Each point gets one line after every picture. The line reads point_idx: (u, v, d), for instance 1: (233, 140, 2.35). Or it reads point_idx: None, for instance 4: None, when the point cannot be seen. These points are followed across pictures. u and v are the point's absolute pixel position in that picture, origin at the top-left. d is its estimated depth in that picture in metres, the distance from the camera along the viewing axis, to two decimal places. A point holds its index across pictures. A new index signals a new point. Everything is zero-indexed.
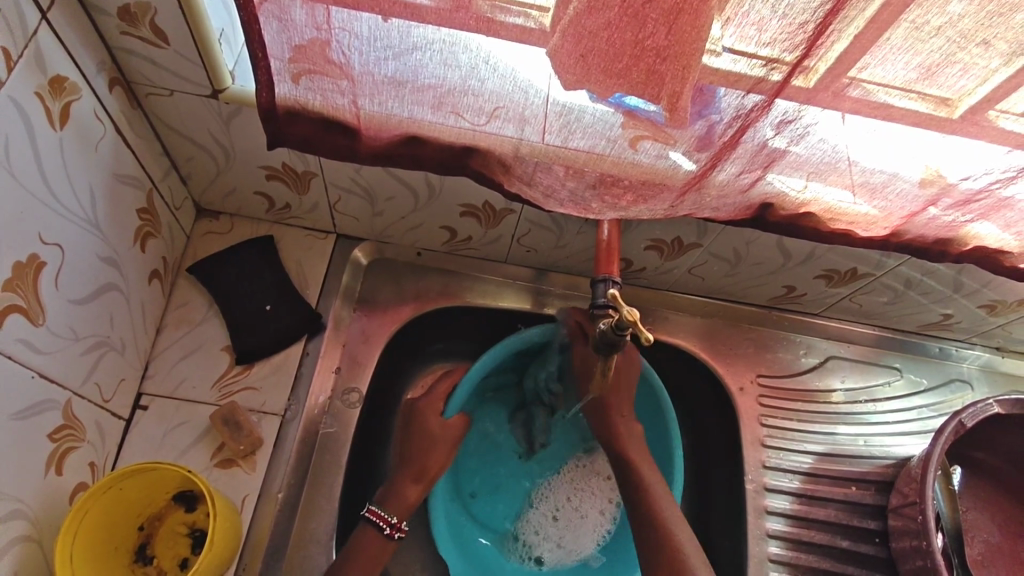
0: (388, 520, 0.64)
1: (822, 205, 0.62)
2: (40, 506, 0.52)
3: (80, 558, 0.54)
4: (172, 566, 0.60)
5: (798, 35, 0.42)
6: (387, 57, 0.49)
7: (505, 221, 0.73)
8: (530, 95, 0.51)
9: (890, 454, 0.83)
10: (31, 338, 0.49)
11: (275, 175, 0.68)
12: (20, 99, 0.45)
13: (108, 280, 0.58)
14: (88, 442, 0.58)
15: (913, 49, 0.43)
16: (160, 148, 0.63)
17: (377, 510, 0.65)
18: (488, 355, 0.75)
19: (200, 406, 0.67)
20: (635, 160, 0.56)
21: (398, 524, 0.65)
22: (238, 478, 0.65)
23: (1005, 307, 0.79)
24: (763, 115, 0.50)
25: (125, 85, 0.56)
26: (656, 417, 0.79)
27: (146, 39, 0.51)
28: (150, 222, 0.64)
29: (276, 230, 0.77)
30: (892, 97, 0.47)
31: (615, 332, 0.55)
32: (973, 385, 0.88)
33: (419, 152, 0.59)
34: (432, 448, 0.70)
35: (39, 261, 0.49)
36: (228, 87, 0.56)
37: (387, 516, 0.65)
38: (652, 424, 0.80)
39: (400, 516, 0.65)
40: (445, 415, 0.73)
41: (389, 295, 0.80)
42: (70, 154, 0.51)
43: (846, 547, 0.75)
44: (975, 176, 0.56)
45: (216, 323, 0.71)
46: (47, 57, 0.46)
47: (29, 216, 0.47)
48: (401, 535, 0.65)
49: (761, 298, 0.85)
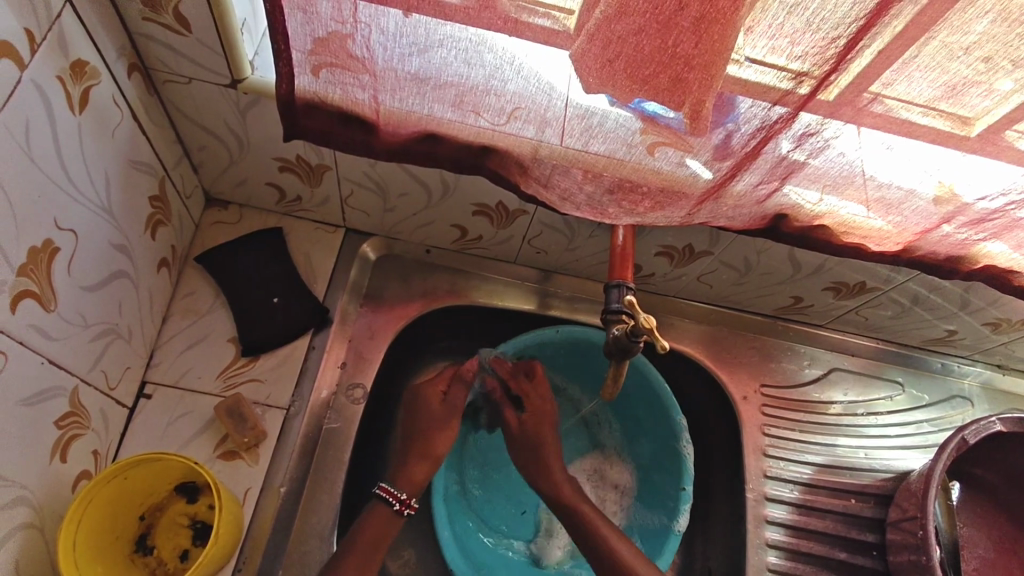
0: (398, 496, 0.66)
1: (836, 218, 0.62)
2: (44, 493, 0.51)
3: (84, 548, 0.53)
4: (173, 558, 0.59)
5: (828, 49, 0.42)
6: (411, 53, 0.49)
7: (517, 222, 0.73)
8: (552, 97, 0.51)
9: (889, 467, 0.83)
10: (42, 323, 0.49)
11: (288, 167, 0.67)
12: (43, 82, 0.44)
13: (118, 267, 0.58)
14: (93, 429, 0.58)
15: (939, 67, 0.43)
16: (174, 136, 0.63)
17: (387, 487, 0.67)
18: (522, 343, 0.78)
19: (204, 396, 0.66)
20: (654, 166, 0.56)
21: (409, 499, 0.67)
22: (241, 471, 0.64)
23: (1009, 325, 0.80)
24: (786, 127, 0.50)
25: (143, 71, 0.55)
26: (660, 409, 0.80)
27: (168, 25, 0.50)
28: (160, 210, 0.64)
29: (284, 222, 0.77)
30: (913, 115, 0.47)
31: (630, 338, 0.55)
32: (973, 401, 0.89)
33: (436, 149, 0.59)
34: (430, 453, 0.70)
35: (53, 247, 0.49)
36: (246, 77, 0.55)
37: (397, 493, 0.67)
38: (655, 424, 0.82)
39: (410, 493, 0.67)
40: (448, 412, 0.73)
41: (397, 291, 0.80)
42: (87, 139, 0.50)
43: (843, 559, 0.76)
44: (991, 196, 0.56)
45: (223, 315, 0.70)
46: (69, 41, 0.46)
47: (46, 201, 0.47)
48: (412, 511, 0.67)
49: (768, 307, 0.85)
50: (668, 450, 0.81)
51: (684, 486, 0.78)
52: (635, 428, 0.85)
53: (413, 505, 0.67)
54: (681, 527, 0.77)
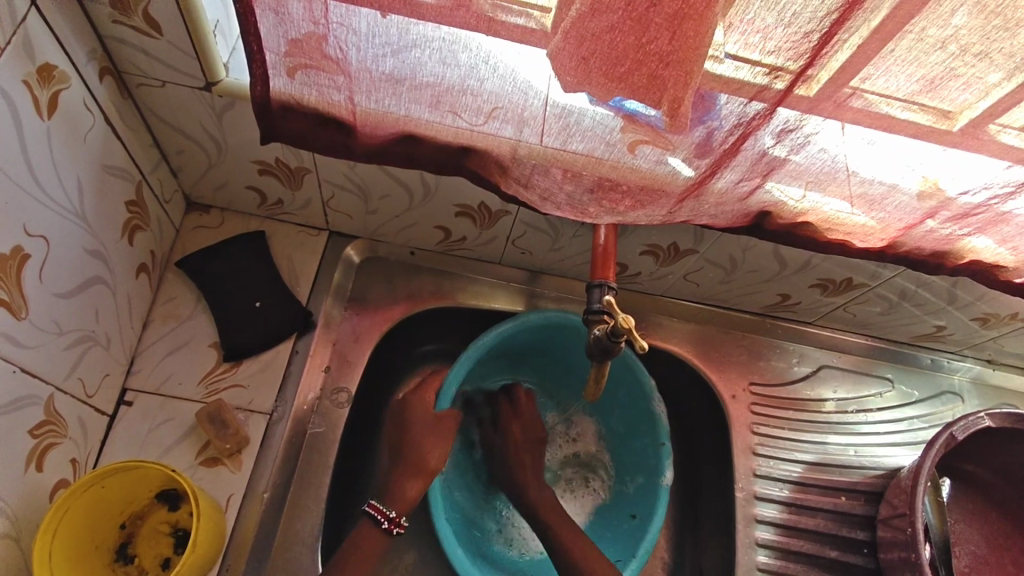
0: (386, 513, 0.65)
1: (820, 215, 0.62)
2: (19, 504, 0.51)
3: (60, 559, 0.52)
4: (154, 567, 0.59)
5: (803, 44, 0.42)
6: (385, 54, 0.48)
7: (501, 222, 0.72)
8: (529, 96, 0.50)
9: (880, 464, 0.82)
10: (13, 331, 0.48)
11: (268, 170, 0.66)
12: (7, 87, 0.44)
13: (94, 273, 0.57)
14: (71, 438, 0.57)
15: (917, 61, 0.42)
16: (151, 140, 0.62)
17: (376, 504, 0.66)
18: (504, 326, 0.76)
19: (186, 402, 0.66)
20: (633, 165, 0.56)
21: (397, 517, 0.65)
22: (223, 477, 0.64)
23: (997, 320, 0.79)
24: (764, 122, 0.49)
25: (116, 75, 0.55)
26: (634, 384, 0.79)
27: (139, 28, 0.50)
28: (138, 215, 0.63)
29: (267, 225, 0.76)
30: (893, 109, 0.47)
31: (610, 338, 0.54)
32: (963, 396, 0.89)
33: (415, 150, 0.58)
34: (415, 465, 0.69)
35: (23, 253, 0.48)
36: (221, 80, 0.55)
37: (386, 510, 0.66)
38: (630, 400, 0.81)
39: (399, 510, 0.66)
40: (439, 405, 0.72)
41: (382, 294, 0.79)
42: (58, 144, 0.50)
43: (834, 557, 0.75)
44: (974, 191, 0.55)
45: (205, 320, 0.70)
46: (36, 45, 0.45)
47: (15, 208, 0.46)
48: (400, 529, 0.66)
49: (756, 305, 0.84)
50: (642, 419, 0.80)
51: (663, 442, 0.78)
52: (608, 409, 0.85)
53: (402, 523, 0.66)
54: (668, 482, 0.76)
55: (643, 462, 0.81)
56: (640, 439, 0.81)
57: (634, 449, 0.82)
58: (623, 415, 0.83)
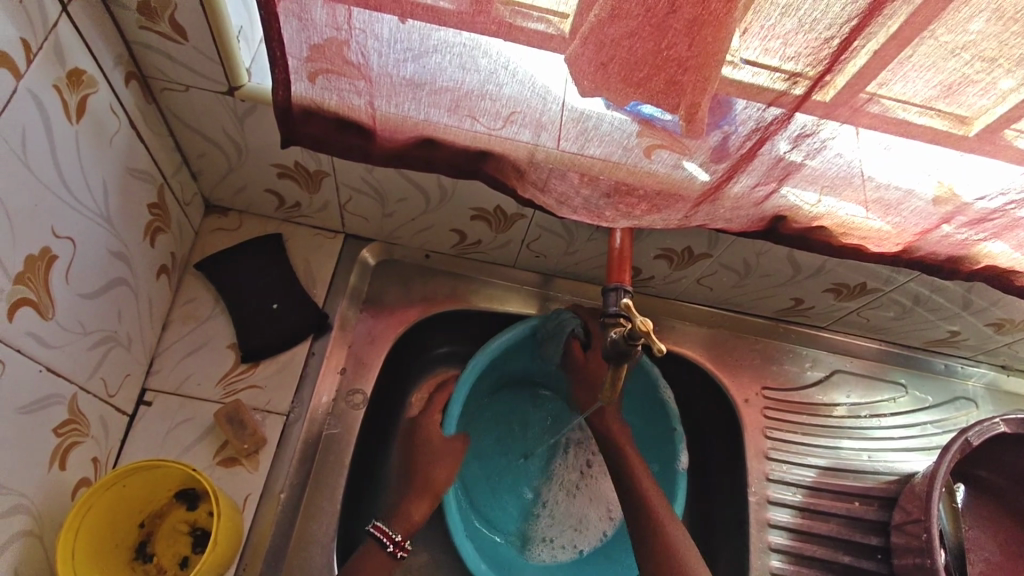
0: (392, 537, 0.64)
1: (835, 219, 0.62)
2: (43, 501, 0.51)
3: (82, 556, 0.53)
4: (172, 565, 0.59)
5: (822, 50, 0.42)
6: (406, 59, 0.49)
7: (516, 226, 0.73)
8: (548, 101, 0.51)
9: (894, 469, 0.82)
10: (40, 331, 0.49)
11: (286, 173, 0.67)
12: (38, 91, 0.44)
13: (117, 275, 0.58)
14: (92, 437, 0.58)
15: (934, 67, 0.43)
16: (173, 144, 0.63)
17: (381, 525, 0.65)
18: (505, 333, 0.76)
19: (204, 403, 0.66)
20: (650, 169, 0.56)
21: (402, 541, 0.64)
22: (240, 478, 0.64)
23: (1012, 326, 0.79)
24: (781, 128, 0.50)
25: (141, 80, 0.56)
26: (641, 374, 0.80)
27: (164, 34, 0.50)
28: (159, 217, 0.64)
29: (284, 228, 0.77)
30: (910, 114, 0.47)
31: (627, 341, 0.55)
32: (977, 402, 0.88)
33: (433, 154, 0.59)
34: (426, 471, 0.70)
35: (50, 255, 0.49)
36: (243, 84, 0.55)
37: (392, 534, 0.65)
38: (642, 391, 0.82)
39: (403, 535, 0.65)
40: (448, 430, 0.73)
41: (397, 297, 0.80)
42: (85, 148, 0.51)
43: (847, 562, 0.75)
44: (990, 196, 0.56)
45: (223, 321, 0.70)
46: (66, 51, 0.46)
47: (43, 210, 0.47)
48: (405, 552, 0.64)
49: (769, 309, 0.85)
50: (654, 407, 0.81)
51: (676, 426, 0.78)
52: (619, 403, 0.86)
53: (407, 546, 0.65)
54: (683, 466, 0.77)
55: (659, 450, 0.82)
56: (655, 430, 0.82)
57: (650, 441, 0.83)
58: (637, 408, 0.84)
